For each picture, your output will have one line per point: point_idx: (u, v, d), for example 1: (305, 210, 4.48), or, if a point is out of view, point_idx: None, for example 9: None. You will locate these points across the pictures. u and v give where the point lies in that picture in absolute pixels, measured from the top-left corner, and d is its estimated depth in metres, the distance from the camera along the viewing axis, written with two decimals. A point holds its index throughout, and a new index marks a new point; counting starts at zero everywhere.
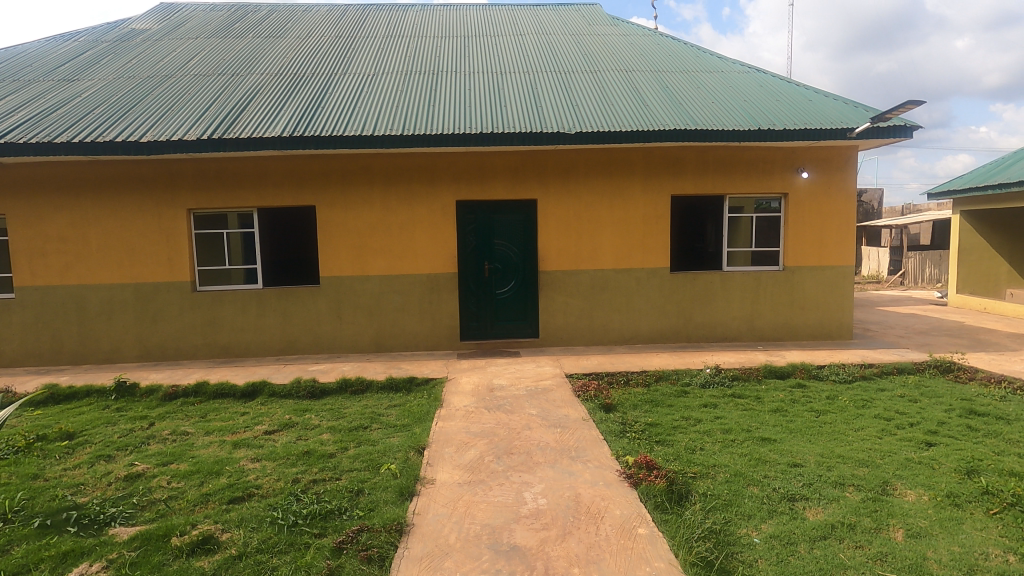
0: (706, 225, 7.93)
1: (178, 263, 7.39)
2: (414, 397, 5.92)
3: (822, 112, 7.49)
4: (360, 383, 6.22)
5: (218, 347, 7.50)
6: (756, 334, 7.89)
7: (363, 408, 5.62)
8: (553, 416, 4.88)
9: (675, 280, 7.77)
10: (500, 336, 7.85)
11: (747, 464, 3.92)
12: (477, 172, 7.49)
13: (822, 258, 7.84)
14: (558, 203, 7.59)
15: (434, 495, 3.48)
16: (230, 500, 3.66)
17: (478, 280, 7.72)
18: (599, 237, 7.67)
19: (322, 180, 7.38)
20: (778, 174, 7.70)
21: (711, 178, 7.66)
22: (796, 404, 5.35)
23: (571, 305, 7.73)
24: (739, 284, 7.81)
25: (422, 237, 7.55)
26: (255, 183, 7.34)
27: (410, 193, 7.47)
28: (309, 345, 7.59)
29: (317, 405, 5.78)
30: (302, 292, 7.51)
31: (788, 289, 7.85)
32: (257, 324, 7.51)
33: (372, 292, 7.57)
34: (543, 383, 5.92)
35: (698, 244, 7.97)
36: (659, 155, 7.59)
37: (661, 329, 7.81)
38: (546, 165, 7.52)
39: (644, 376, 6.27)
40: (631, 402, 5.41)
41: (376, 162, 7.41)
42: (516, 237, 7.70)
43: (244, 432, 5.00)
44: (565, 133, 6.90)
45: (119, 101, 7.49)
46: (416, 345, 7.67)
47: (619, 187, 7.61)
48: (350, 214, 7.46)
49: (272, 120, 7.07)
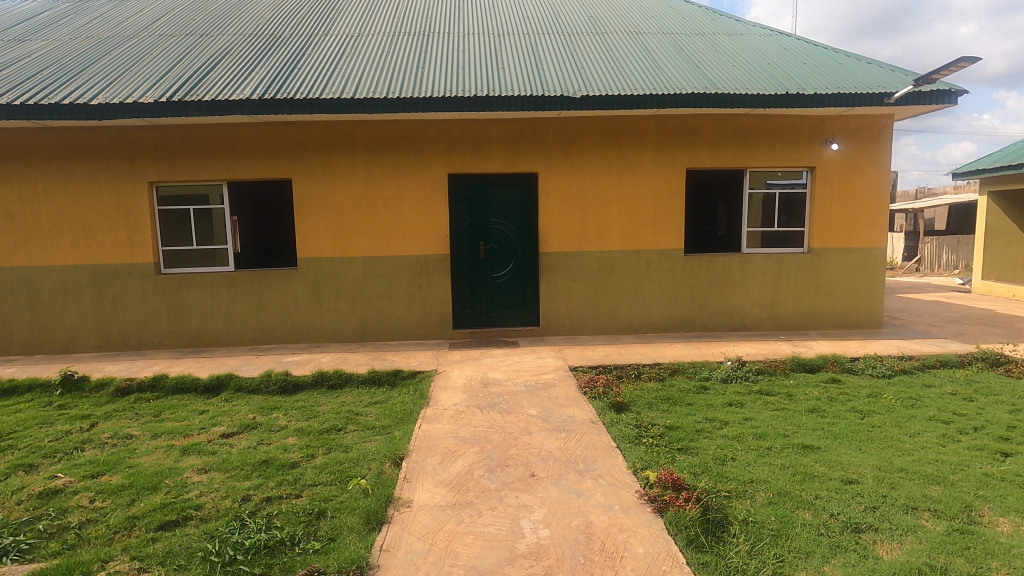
0: (718, 207, 7.39)
1: (140, 242, 6.67)
2: (398, 394, 5.23)
3: (857, 76, 6.72)
4: (339, 377, 5.53)
5: (186, 335, 6.81)
6: (778, 323, 7.19)
7: (339, 406, 4.95)
8: (556, 417, 4.19)
9: (688, 261, 7.05)
10: (497, 324, 7.14)
11: (791, 480, 3.24)
12: (471, 142, 6.73)
13: (850, 239, 7.12)
14: (561, 177, 6.85)
15: (409, 523, 2.79)
16: (160, 526, 2.98)
17: (472, 263, 7.01)
18: (605, 216, 6.95)
19: (299, 151, 6.64)
20: (804, 146, 6.95)
21: (731, 150, 6.91)
22: (834, 404, 4.66)
23: (574, 291, 7.02)
24: (759, 268, 7.10)
25: (410, 215, 6.82)
26: (225, 154, 6.59)
27: (397, 165, 6.72)
28: (286, 334, 6.89)
29: (287, 403, 5.10)
30: (277, 275, 6.79)
31: (813, 273, 7.14)
32: (228, 310, 6.81)
33: (355, 276, 6.86)
34: (544, 378, 5.23)
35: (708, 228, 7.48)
36: (673, 124, 6.84)
37: (673, 317, 7.12)
38: (548, 134, 6.77)
39: (657, 369, 5.60)
40: (645, 400, 4.73)
41: (359, 130, 6.65)
42: (514, 215, 6.97)
43: (198, 435, 4.32)
44: (570, 98, 6.15)
45: (73, 62, 6.73)
46: (403, 334, 6.98)
47: (629, 159, 6.86)
48: (330, 189, 6.73)
49: (241, 82, 6.31)
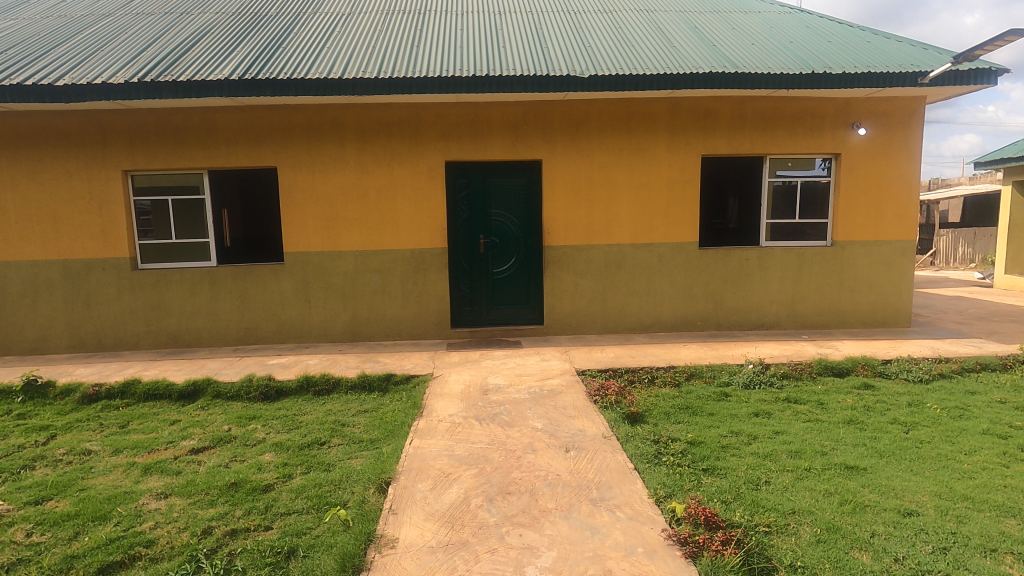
0: (729, 198, 6.95)
1: (114, 235, 6.22)
2: (390, 401, 4.78)
3: (887, 54, 6.20)
4: (326, 382, 5.08)
5: (165, 335, 6.37)
6: (799, 321, 6.71)
7: (324, 416, 4.51)
8: (564, 432, 3.74)
9: (703, 255, 6.57)
10: (499, 323, 6.68)
11: (840, 511, 2.79)
12: (470, 127, 6.25)
13: (877, 231, 6.64)
14: (567, 165, 6.37)
15: (393, 570, 2.34)
16: (100, 570, 2.55)
17: (471, 258, 6.55)
18: (614, 206, 6.47)
19: (285, 137, 6.17)
20: (829, 131, 6.46)
21: (749, 136, 6.42)
22: (873, 414, 4.20)
23: (581, 287, 6.55)
24: (779, 262, 6.63)
25: (405, 206, 6.35)
26: (205, 140, 6.13)
27: (390, 152, 6.25)
28: (273, 334, 6.44)
29: (268, 411, 4.65)
30: (262, 270, 6.34)
31: (836, 267, 6.66)
32: (210, 308, 6.36)
33: (346, 271, 6.40)
34: (549, 384, 4.78)
35: (719, 220, 7.05)
36: (688, 107, 6.34)
37: (686, 315, 6.65)
38: (553, 119, 6.28)
39: (673, 374, 5.16)
40: (662, 410, 4.28)
41: (349, 115, 6.17)
42: (517, 206, 6.50)
43: (164, 451, 3.88)
44: (577, 78, 5.66)
45: (42, 41, 6.26)
46: (397, 334, 6.53)
47: (640, 146, 6.37)
48: (319, 178, 6.26)
49: (220, 62, 5.83)
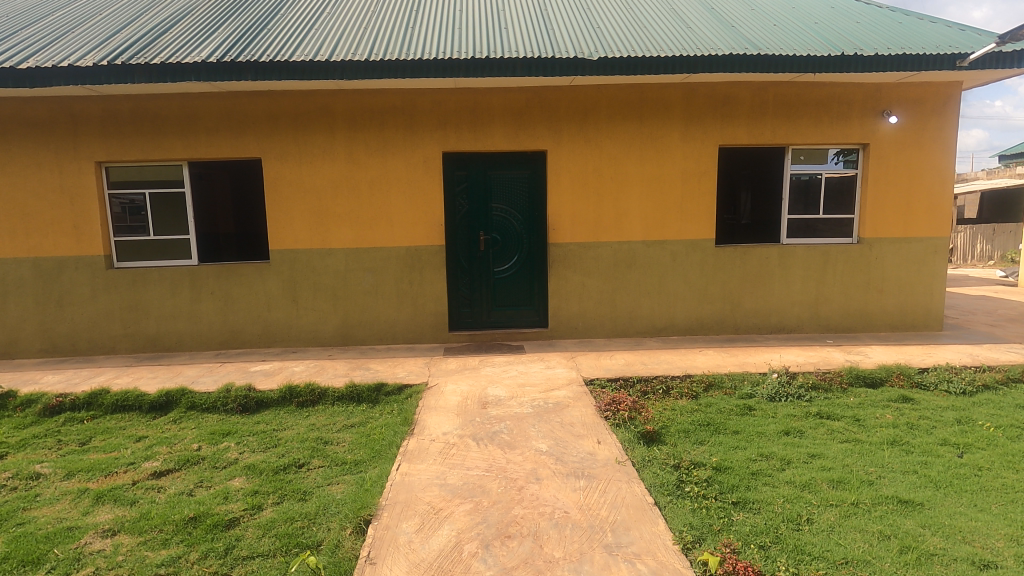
0: (743, 193, 6.36)
1: (88, 231, 5.80)
2: (380, 415, 4.35)
3: (922, 35, 5.71)
4: (310, 393, 4.65)
5: (143, 339, 5.96)
6: (823, 324, 6.26)
7: (306, 432, 4.09)
8: (572, 455, 3.31)
9: (720, 254, 6.12)
10: (500, 326, 6.22)
11: (902, 563, 2.36)
12: (470, 115, 5.79)
13: (907, 227, 6.16)
14: (574, 156, 5.91)
15: None
16: None
17: (471, 256, 6.09)
18: (624, 201, 6.01)
19: (270, 125, 5.73)
20: (857, 119, 5.98)
21: (771, 125, 5.96)
22: (918, 433, 3.75)
23: (588, 287, 6.11)
24: (801, 261, 6.16)
25: (399, 201, 5.91)
26: (184, 129, 5.69)
27: (384, 142, 5.80)
28: (258, 337, 6.02)
29: (245, 426, 4.23)
30: (247, 269, 5.92)
31: (863, 266, 6.19)
32: (191, 310, 5.94)
33: (336, 270, 5.97)
34: (554, 396, 4.34)
35: (729, 216, 6.42)
36: (705, 94, 5.87)
37: (701, 317, 6.20)
38: (558, 106, 5.82)
39: (690, 384, 4.72)
40: (680, 427, 3.84)
41: (339, 101, 5.72)
42: (520, 200, 6.03)
43: (123, 474, 3.46)
44: (585, 60, 5.19)
45: (9, 22, 5.83)
46: (391, 338, 6.10)
47: (652, 135, 5.91)
48: (307, 170, 5.82)
49: (199, 43, 5.38)
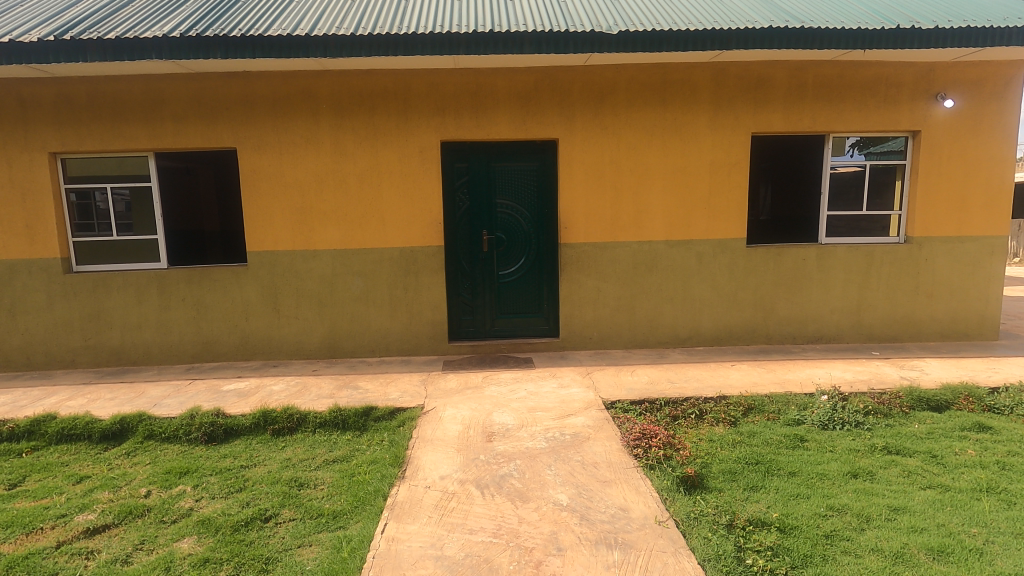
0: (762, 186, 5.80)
1: (42, 231, 5.16)
2: (367, 447, 3.72)
3: (984, 7, 5.03)
4: (288, 419, 4.02)
5: (106, 351, 5.32)
6: (865, 332, 5.61)
7: (280, 470, 3.45)
8: (599, 512, 2.67)
9: (752, 255, 5.46)
10: (506, 335, 5.58)
11: None
12: (471, 99, 5.14)
13: (961, 225, 5.50)
14: (588, 145, 5.25)
15: None
16: None
17: (473, 258, 5.45)
18: (645, 196, 5.36)
19: (246, 111, 5.08)
20: (906, 103, 5.32)
21: (810, 110, 5.29)
22: (1015, 476, 3.10)
23: (605, 293, 5.46)
24: (842, 263, 5.52)
25: (392, 196, 5.26)
26: (149, 115, 5.04)
27: (374, 130, 5.15)
28: (235, 349, 5.39)
29: (209, 462, 3.60)
30: (222, 273, 5.28)
31: (911, 269, 5.54)
32: (160, 319, 5.31)
33: (322, 274, 5.33)
34: (571, 426, 3.71)
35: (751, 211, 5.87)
36: (736, 75, 5.21)
37: (730, 325, 5.55)
38: (571, 88, 5.16)
39: (726, 408, 4.09)
40: (725, 467, 3.21)
41: (323, 84, 5.07)
42: (526, 195, 5.39)
43: (47, 532, 2.82)
44: (603, 35, 4.52)
45: None
46: (384, 349, 5.46)
47: (677, 122, 5.25)
48: (288, 161, 5.17)
49: (163, 17, 4.72)
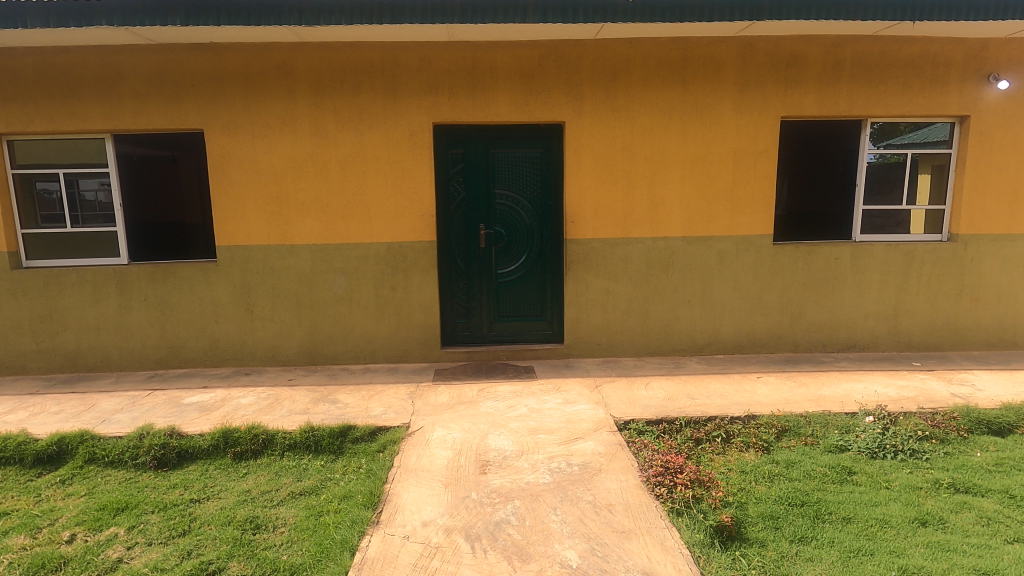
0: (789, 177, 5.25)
1: None
2: (341, 476, 3.18)
3: None
4: (252, 440, 3.48)
5: (61, 356, 4.79)
6: (903, 339, 5.06)
7: (236, 506, 2.92)
8: None
9: (780, 253, 4.92)
10: (505, 341, 5.03)
11: None
12: (467, 76, 4.58)
13: (1011, 222, 4.95)
14: (597, 129, 4.69)
15: None
16: None
17: (469, 255, 4.91)
18: (661, 188, 4.80)
19: (215, 88, 4.52)
20: (954, 85, 4.75)
21: (846, 92, 4.73)
22: None
23: (615, 294, 4.92)
24: (879, 263, 4.96)
25: (379, 185, 4.70)
26: (106, 93, 4.49)
27: (358, 110, 4.59)
28: (204, 354, 4.85)
29: (154, 493, 3.07)
30: (188, 270, 4.74)
31: (955, 270, 4.99)
32: (120, 320, 4.78)
33: (300, 272, 4.79)
34: (580, 453, 3.17)
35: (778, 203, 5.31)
36: (765, 51, 4.64)
37: (754, 331, 5.01)
38: (579, 65, 4.60)
39: (758, 431, 3.55)
40: (767, 511, 2.67)
41: (301, 58, 4.50)
42: (529, 184, 4.83)
43: None
44: (618, 2, 3.95)
45: None
46: (369, 355, 4.92)
47: (697, 104, 4.69)
48: (262, 146, 4.61)
49: None
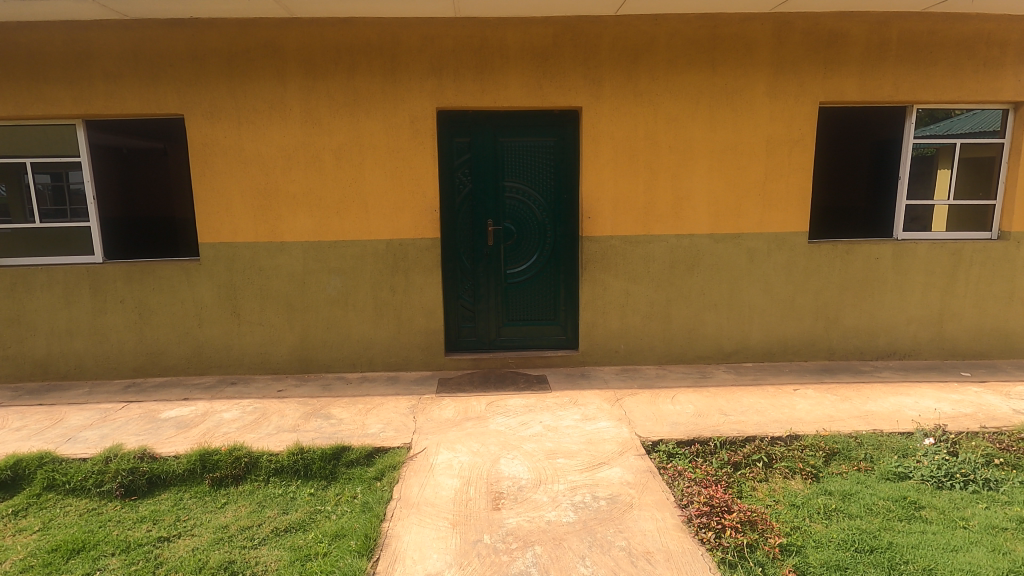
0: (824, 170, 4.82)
1: None
2: (333, 509, 2.77)
3: None
4: (234, 464, 3.07)
5: (30, 363, 4.39)
6: (947, 346, 4.65)
7: (210, 546, 2.51)
8: None
9: (815, 252, 4.50)
10: (514, 347, 4.62)
11: None
12: (475, 57, 4.15)
13: None
14: (617, 117, 4.26)
15: None
16: None
17: (475, 253, 4.50)
18: (686, 181, 4.38)
19: (196, 70, 4.10)
20: (1010, 69, 4.33)
21: (892, 76, 4.30)
22: None
23: (635, 297, 4.50)
24: (923, 264, 4.54)
25: (377, 177, 4.28)
26: (76, 74, 4.07)
27: (354, 94, 4.17)
28: (187, 361, 4.45)
29: (118, 529, 2.66)
30: (168, 270, 4.33)
31: (1005, 272, 4.57)
32: (95, 325, 4.37)
33: (291, 272, 4.38)
34: (606, 483, 2.76)
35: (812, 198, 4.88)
36: (803, 30, 4.21)
37: (785, 337, 4.60)
38: (598, 45, 4.17)
39: (805, 455, 3.14)
40: (833, 560, 2.27)
41: (291, 36, 4.07)
42: (541, 176, 4.41)
43: None
44: None
45: None
46: (367, 362, 4.51)
47: (728, 88, 4.26)
48: (248, 133, 4.19)
49: None
